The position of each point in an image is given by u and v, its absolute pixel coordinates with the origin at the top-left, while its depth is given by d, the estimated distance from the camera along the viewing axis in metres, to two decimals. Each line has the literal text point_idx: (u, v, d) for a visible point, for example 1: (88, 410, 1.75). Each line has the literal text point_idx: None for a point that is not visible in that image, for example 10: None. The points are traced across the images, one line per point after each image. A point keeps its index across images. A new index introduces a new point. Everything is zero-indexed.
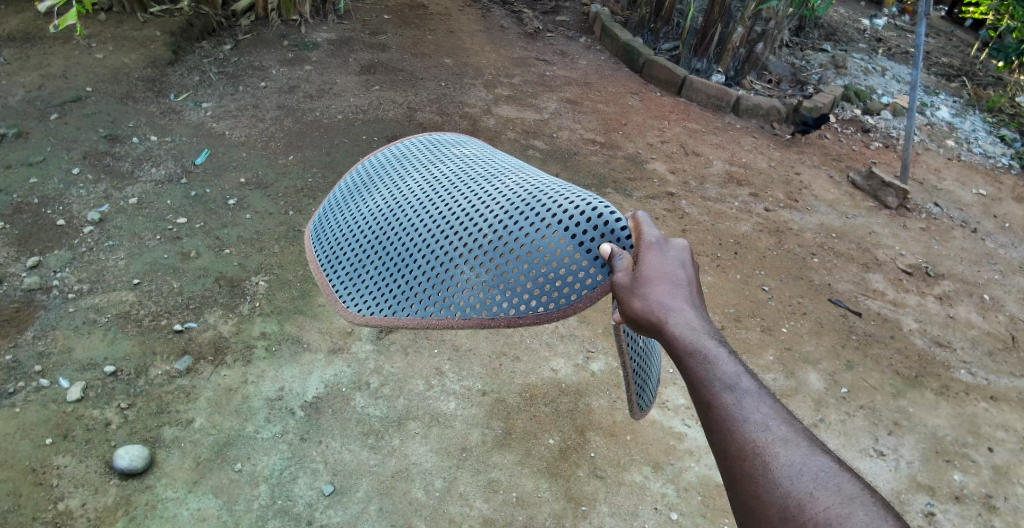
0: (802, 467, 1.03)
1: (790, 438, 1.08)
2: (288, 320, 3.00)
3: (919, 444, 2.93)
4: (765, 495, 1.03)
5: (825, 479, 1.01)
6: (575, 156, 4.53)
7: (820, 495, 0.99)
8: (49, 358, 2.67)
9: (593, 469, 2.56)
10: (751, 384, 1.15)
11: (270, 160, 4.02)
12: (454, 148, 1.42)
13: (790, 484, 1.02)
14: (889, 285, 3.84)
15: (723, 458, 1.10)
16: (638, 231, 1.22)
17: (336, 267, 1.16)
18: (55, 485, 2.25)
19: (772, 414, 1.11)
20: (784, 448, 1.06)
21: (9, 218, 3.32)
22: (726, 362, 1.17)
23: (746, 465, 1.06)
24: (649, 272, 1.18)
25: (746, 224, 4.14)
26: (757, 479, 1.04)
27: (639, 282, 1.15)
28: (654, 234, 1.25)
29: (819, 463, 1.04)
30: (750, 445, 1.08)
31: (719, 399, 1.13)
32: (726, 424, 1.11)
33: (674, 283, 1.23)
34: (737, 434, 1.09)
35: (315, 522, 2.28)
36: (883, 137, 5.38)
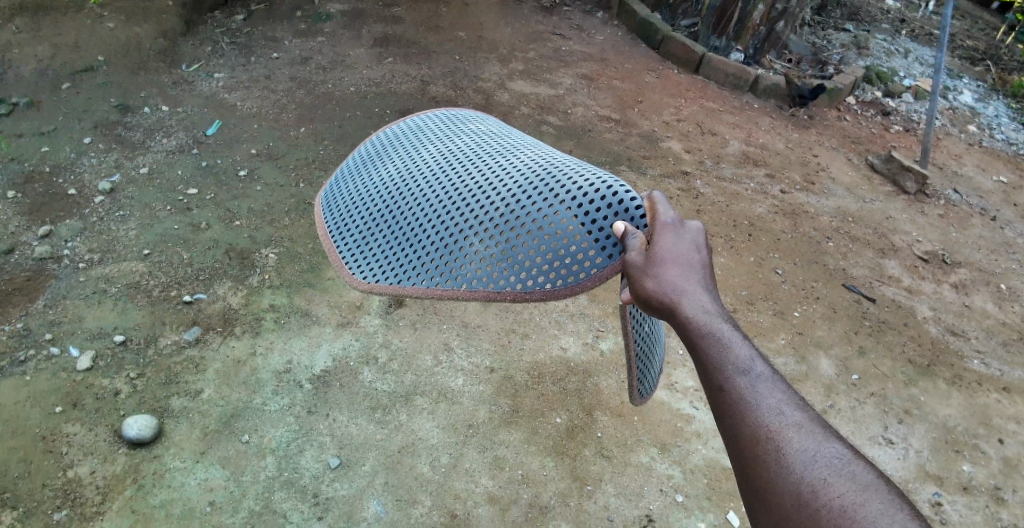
0: (816, 454, 1.02)
1: (803, 424, 1.06)
2: (298, 293, 3.00)
3: (929, 433, 2.90)
4: (778, 480, 1.01)
5: (840, 466, 1.00)
6: (589, 133, 4.46)
7: (835, 482, 0.98)
8: (60, 327, 2.69)
9: (599, 449, 2.55)
10: (764, 369, 1.13)
11: (282, 132, 3.99)
12: (472, 123, 1.39)
13: (804, 470, 1.00)
14: (905, 272, 3.78)
15: (735, 444, 1.08)
16: (653, 210, 1.18)
17: (346, 234, 1.15)
18: (64, 452, 2.28)
19: (785, 399, 1.10)
20: (798, 434, 1.04)
21: (21, 188, 3.33)
22: (739, 346, 1.15)
23: (759, 450, 1.04)
24: (664, 254, 1.15)
25: (761, 206, 4.07)
26: (770, 464, 1.03)
27: (654, 262, 1.12)
28: (669, 214, 1.21)
29: (833, 449, 1.03)
30: (763, 431, 1.06)
31: (732, 383, 1.11)
32: (738, 408, 1.09)
33: (688, 265, 1.20)
34: (750, 419, 1.07)
35: (321, 494, 2.30)
36: (904, 120, 5.25)
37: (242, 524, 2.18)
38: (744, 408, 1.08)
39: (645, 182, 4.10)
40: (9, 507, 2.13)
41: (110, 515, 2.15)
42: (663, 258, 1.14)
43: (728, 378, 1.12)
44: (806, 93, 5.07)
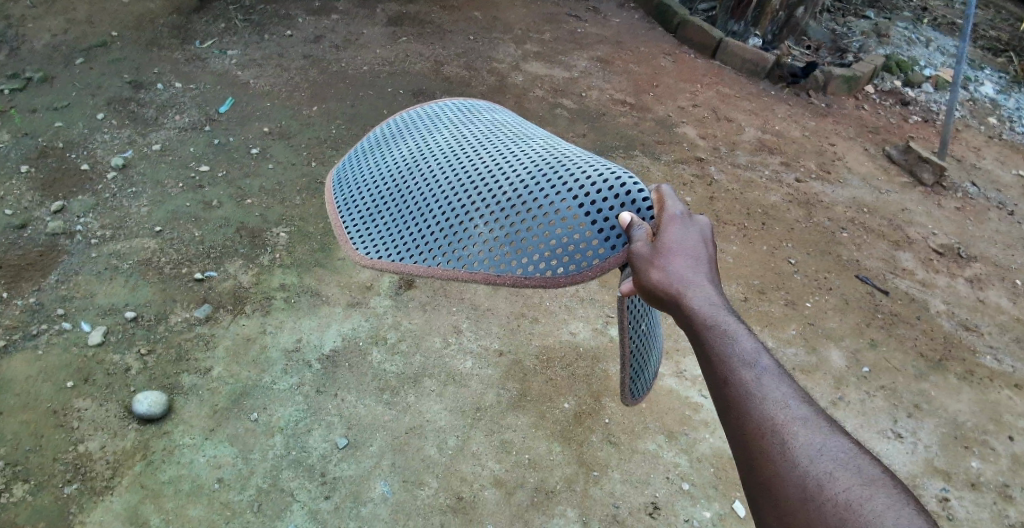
0: (821, 447, 0.97)
1: (809, 418, 1.01)
2: (308, 273, 3.00)
3: (938, 429, 2.88)
4: (782, 473, 0.96)
5: (846, 460, 0.95)
6: (603, 118, 4.41)
7: (841, 476, 0.93)
8: (72, 302, 2.71)
9: (606, 435, 2.55)
10: (770, 363, 1.09)
11: (294, 110, 3.96)
12: (489, 114, 1.37)
13: (809, 463, 0.95)
14: (919, 265, 3.73)
15: (738, 438, 1.03)
16: (660, 202, 1.17)
17: (353, 211, 1.13)
18: (75, 427, 2.31)
19: (791, 393, 1.05)
20: (803, 427, 1.00)
21: (35, 163, 3.34)
22: (744, 340, 1.11)
23: (763, 443, 1.00)
24: (668, 245, 1.13)
25: (776, 194, 4.02)
26: (775, 458, 0.98)
27: (659, 251, 1.11)
28: (677, 207, 1.20)
29: (840, 444, 0.98)
30: (767, 423, 1.01)
31: (737, 376, 1.08)
32: (742, 401, 1.05)
33: (693, 259, 1.18)
34: (755, 411, 1.03)
35: (328, 473, 2.31)
36: (923, 110, 5.15)
37: (249, 501, 2.20)
38: (749, 401, 1.04)
39: (658, 168, 4.05)
40: (21, 480, 2.16)
41: (120, 490, 2.17)
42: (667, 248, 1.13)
43: (732, 371, 1.08)
44: (797, 72, 5.07)
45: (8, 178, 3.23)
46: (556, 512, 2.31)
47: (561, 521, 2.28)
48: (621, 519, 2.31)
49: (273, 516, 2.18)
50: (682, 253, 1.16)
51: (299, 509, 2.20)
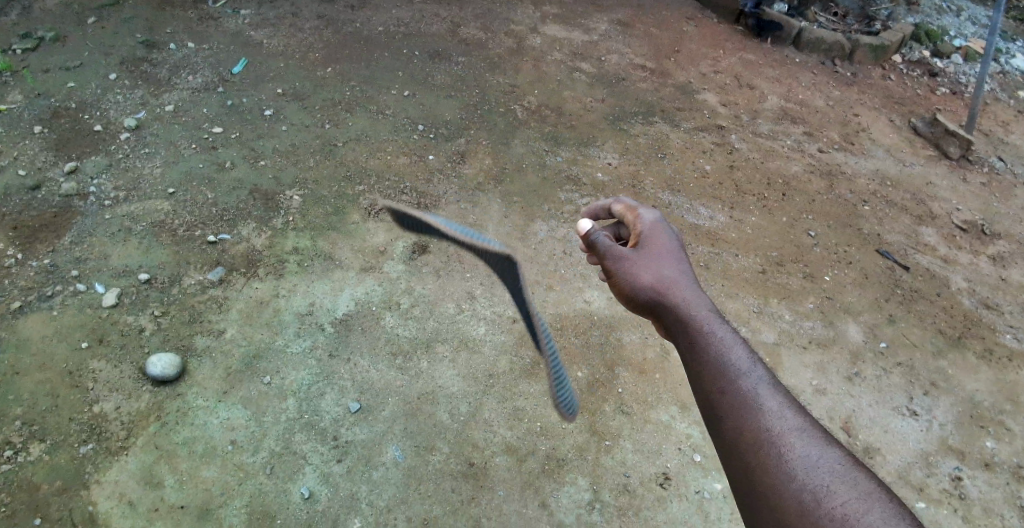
0: (817, 460, 1.10)
1: (805, 430, 1.15)
2: (322, 237, 2.98)
3: (954, 407, 2.84)
4: (780, 484, 1.09)
5: (841, 473, 1.07)
6: (622, 82, 4.30)
7: (836, 489, 1.05)
8: (86, 264, 2.71)
9: (619, 405, 2.54)
10: (766, 376, 1.26)
11: (308, 72, 3.89)
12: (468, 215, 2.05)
13: (807, 476, 1.08)
14: (941, 241, 3.64)
15: (740, 448, 1.18)
16: (643, 223, 1.58)
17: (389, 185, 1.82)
18: (90, 387, 2.33)
19: (784, 405, 1.21)
20: (799, 439, 1.14)
21: (48, 123, 3.32)
22: (739, 353, 1.30)
23: (763, 454, 1.14)
24: (651, 249, 1.51)
25: (797, 164, 3.92)
26: (773, 469, 1.12)
27: (648, 263, 1.48)
28: (660, 233, 1.56)
29: (834, 456, 1.10)
30: (766, 434, 1.16)
31: (734, 387, 1.25)
32: (742, 413, 1.21)
33: (679, 259, 1.51)
34: (754, 423, 1.18)
35: (341, 437, 2.32)
36: (952, 82, 4.97)
37: (262, 463, 2.22)
38: (748, 413, 1.20)
39: (677, 135, 3.95)
40: (38, 439, 2.18)
41: (135, 451, 2.19)
42: (650, 252, 1.50)
43: (730, 382, 1.26)
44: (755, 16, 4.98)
45: (22, 138, 3.22)
46: (568, 479, 2.31)
47: (572, 489, 2.29)
48: (632, 488, 2.31)
49: (286, 478, 2.19)
50: (667, 255, 1.51)
51: (312, 472, 2.22)
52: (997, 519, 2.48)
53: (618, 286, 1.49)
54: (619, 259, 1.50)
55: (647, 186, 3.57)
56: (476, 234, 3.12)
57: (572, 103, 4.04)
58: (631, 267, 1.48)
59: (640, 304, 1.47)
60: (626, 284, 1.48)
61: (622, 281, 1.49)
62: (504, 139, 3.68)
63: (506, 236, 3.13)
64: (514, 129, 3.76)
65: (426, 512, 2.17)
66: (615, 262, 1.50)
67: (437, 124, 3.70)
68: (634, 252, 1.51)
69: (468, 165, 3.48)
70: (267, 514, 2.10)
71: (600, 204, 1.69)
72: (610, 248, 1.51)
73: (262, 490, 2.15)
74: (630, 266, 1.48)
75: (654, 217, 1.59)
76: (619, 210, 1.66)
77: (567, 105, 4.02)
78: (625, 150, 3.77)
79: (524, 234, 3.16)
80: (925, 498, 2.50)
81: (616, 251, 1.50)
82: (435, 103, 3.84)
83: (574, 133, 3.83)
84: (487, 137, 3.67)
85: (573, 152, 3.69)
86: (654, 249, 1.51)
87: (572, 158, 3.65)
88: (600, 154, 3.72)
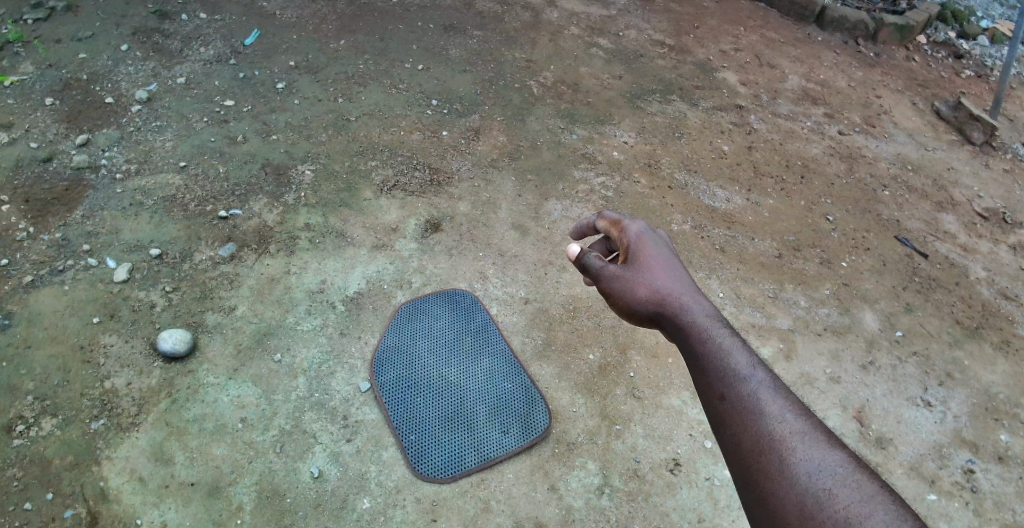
0: (819, 464, 1.05)
1: (806, 433, 1.10)
2: (333, 213, 2.95)
3: (969, 399, 2.79)
4: (781, 491, 1.05)
5: (843, 476, 1.02)
6: (641, 59, 4.20)
7: (839, 493, 1.00)
8: (97, 238, 2.70)
9: (631, 389, 2.52)
10: (765, 376, 1.21)
11: (322, 44, 3.83)
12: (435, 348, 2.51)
13: (808, 481, 1.03)
14: (962, 229, 3.56)
15: (740, 454, 1.14)
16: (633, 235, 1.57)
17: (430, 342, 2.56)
18: (102, 363, 2.33)
19: (787, 408, 1.15)
20: (801, 442, 1.09)
21: (60, 95, 3.29)
22: (739, 355, 1.26)
23: (764, 460, 1.10)
24: (641, 261, 1.51)
25: (818, 147, 3.84)
26: (775, 475, 1.07)
27: (641, 276, 1.47)
28: (651, 244, 1.55)
29: (837, 458, 1.05)
30: (766, 440, 1.12)
31: (733, 392, 1.20)
32: (740, 417, 1.17)
33: (671, 265, 1.50)
34: (753, 428, 1.14)
35: (351, 416, 2.33)
36: (977, 65, 4.82)
37: (272, 442, 2.22)
38: (748, 417, 1.16)
39: (696, 115, 3.87)
40: (50, 414, 2.19)
41: (146, 427, 2.20)
42: (640, 264, 1.50)
43: (728, 386, 1.21)
44: None
45: (34, 109, 3.19)
46: (577, 464, 2.30)
47: (582, 473, 2.28)
48: (642, 473, 2.30)
49: (296, 456, 2.20)
50: (657, 265, 1.49)
51: (321, 451, 2.22)
52: (1009, 514, 2.44)
53: (616, 303, 1.50)
54: (612, 277, 1.50)
55: (663, 166, 3.50)
56: (489, 212, 3.08)
57: (588, 81, 3.95)
58: (624, 283, 1.48)
59: (640, 317, 1.47)
60: (624, 300, 1.48)
61: (619, 298, 1.49)
62: (519, 116, 3.62)
63: (519, 215, 3.09)
64: (529, 106, 3.69)
65: (435, 492, 2.17)
66: (609, 281, 1.51)
67: (451, 99, 3.64)
68: (624, 267, 1.51)
69: (482, 142, 3.42)
70: (277, 493, 2.11)
71: (585, 220, 1.70)
72: (602, 268, 1.52)
73: (272, 469, 2.16)
74: (623, 283, 1.48)
75: (639, 227, 1.59)
76: (604, 224, 1.66)
77: (584, 82, 3.93)
78: (642, 129, 3.70)
79: (537, 213, 3.12)
80: (937, 491, 2.46)
81: (608, 270, 1.51)
82: (450, 77, 3.77)
83: (590, 110, 3.75)
84: (502, 114, 3.60)
85: (589, 130, 3.62)
86: (644, 261, 1.51)
87: (587, 136, 3.58)
88: (617, 132, 3.64)
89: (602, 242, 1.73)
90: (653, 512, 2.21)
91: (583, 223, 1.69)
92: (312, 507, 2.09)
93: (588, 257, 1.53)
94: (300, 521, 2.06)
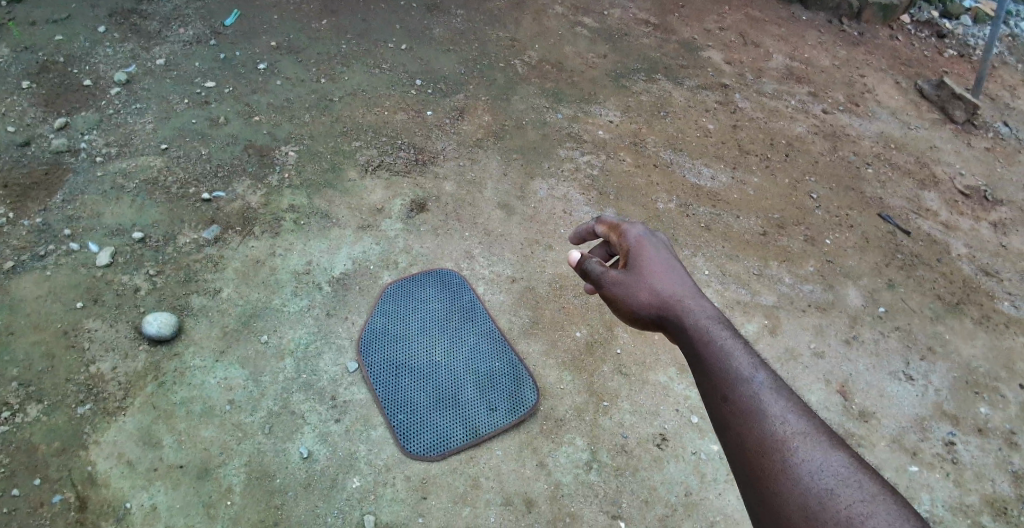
0: (822, 464, 1.07)
1: (808, 432, 1.13)
2: (318, 194, 2.93)
3: (950, 373, 2.84)
4: (786, 492, 1.07)
5: (846, 477, 1.05)
6: (626, 38, 4.18)
7: (842, 494, 1.03)
8: (79, 222, 2.66)
9: (618, 366, 2.54)
10: (767, 376, 1.22)
11: (304, 24, 3.77)
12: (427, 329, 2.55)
13: (811, 482, 1.06)
14: (943, 206, 3.60)
15: (743, 453, 1.15)
16: (633, 239, 1.54)
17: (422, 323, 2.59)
18: (86, 347, 2.31)
19: (790, 408, 1.17)
20: (804, 442, 1.11)
21: (36, 78, 3.21)
22: (741, 356, 1.26)
23: (766, 461, 1.11)
24: (641, 264, 1.49)
25: (802, 125, 3.85)
26: (778, 475, 1.09)
27: (644, 281, 1.46)
28: (652, 248, 1.53)
29: (839, 459, 1.08)
30: (769, 440, 1.13)
31: (736, 393, 1.21)
32: (744, 418, 1.18)
33: (671, 266, 1.49)
34: (757, 429, 1.15)
35: (339, 396, 2.33)
36: (960, 44, 4.84)
37: (260, 424, 2.22)
38: (752, 418, 1.17)
39: (681, 94, 3.87)
40: (35, 400, 2.17)
41: (133, 411, 2.19)
42: (640, 267, 1.48)
43: (731, 387, 1.22)
44: None
45: (9, 93, 3.12)
46: (566, 440, 2.32)
47: (570, 449, 2.30)
48: (629, 448, 2.33)
49: (285, 437, 2.20)
50: (659, 268, 1.47)
51: (310, 432, 2.22)
52: (988, 484, 2.50)
53: (619, 308, 1.48)
54: (613, 282, 1.49)
55: (649, 144, 3.50)
56: (475, 192, 3.07)
57: (573, 60, 3.93)
58: (626, 288, 1.47)
59: (644, 321, 1.46)
60: (627, 305, 1.46)
61: (622, 303, 1.47)
62: (504, 95, 3.59)
63: (505, 195, 3.08)
64: (515, 85, 3.66)
65: (424, 471, 2.18)
66: (611, 287, 1.50)
67: (435, 79, 3.61)
68: (625, 272, 1.50)
69: (467, 122, 3.40)
70: (266, 474, 2.11)
71: (583, 224, 1.68)
72: (603, 273, 1.50)
73: (261, 450, 2.16)
74: (624, 288, 1.47)
75: (639, 230, 1.56)
76: (603, 228, 1.64)
77: (569, 61, 3.91)
78: (628, 108, 3.69)
79: (523, 192, 3.11)
80: (918, 462, 2.52)
81: (609, 275, 1.49)
82: (434, 57, 3.73)
83: (576, 90, 3.73)
84: (487, 94, 3.58)
85: (575, 109, 3.61)
86: (646, 265, 1.49)
87: (573, 116, 3.57)
88: (602, 112, 3.64)
89: (602, 245, 1.71)
90: (641, 486, 2.24)
91: (583, 228, 1.66)
92: (303, 488, 2.10)
93: (590, 263, 1.52)
94: (291, 501, 2.07)
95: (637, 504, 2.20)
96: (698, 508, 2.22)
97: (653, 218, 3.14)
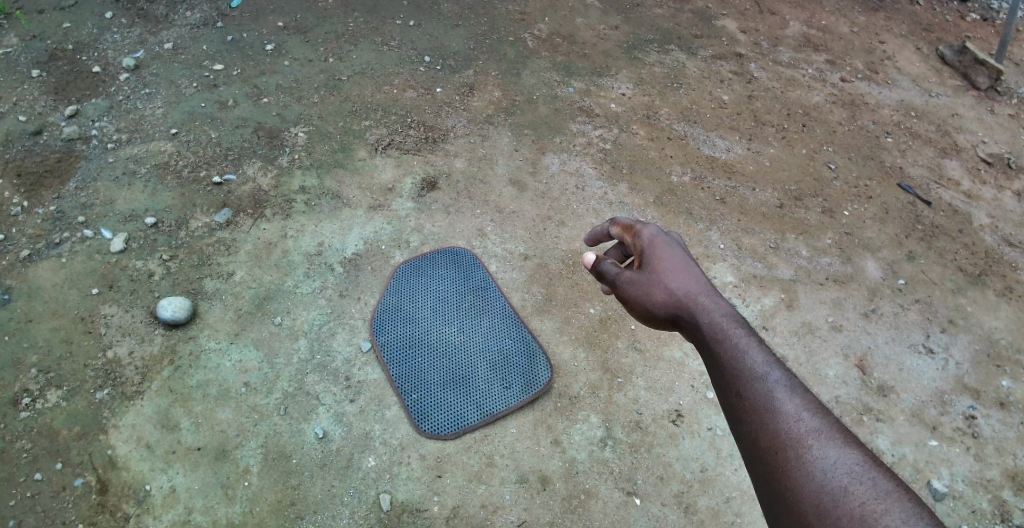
0: (836, 461, 1.05)
1: (822, 430, 1.10)
2: (328, 174, 2.92)
3: (972, 345, 2.78)
4: (800, 488, 1.05)
5: (859, 474, 1.02)
6: (638, 8, 4.08)
7: (855, 491, 1.00)
8: (92, 210, 2.67)
9: (632, 342, 2.52)
10: (781, 373, 1.19)
11: (310, 2, 3.72)
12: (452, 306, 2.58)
13: (824, 478, 1.04)
14: (966, 175, 3.50)
15: (758, 451, 1.13)
16: (649, 240, 1.50)
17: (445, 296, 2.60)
18: (103, 333, 2.33)
19: (803, 405, 1.14)
20: (817, 440, 1.08)
21: (46, 66, 3.21)
22: (754, 354, 1.23)
23: (780, 460, 1.09)
24: (656, 262, 1.46)
25: (819, 94, 3.75)
26: (791, 472, 1.07)
27: (659, 280, 1.42)
28: (669, 249, 1.49)
29: (852, 456, 1.05)
30: (782, 438, 1.11)
31: (752, 390, 1.18)
32: (759, 416, 1.15)
33: (687, 266, 1.46)
34: (771, 427, 1.13)
35: (353, 377, 2.33)
36: (983, 8, 4.68)
37: (276, 405, 2.24)
38: (765, 416, 1.14)
39: (695, 64, 3.78)
40: (55, 386, 2.20)
41: (150, 395, 2.21)
42: (654, 265, 1.45)
43: (745, 384, 1.20)
44: None
45: (20, 82, 3.11)
46: (580, 417, 2.31)
47: (584, 426, 2.29)
48: (644, 425, 2.32)
49: (300, 418, 2.22)
50: (675, 269, 1.44)
51: (325, 413, 2.24)
52: (1009, 459, 2.46)
53: (635, 308, 1.45)
54: (628, 282, 1.46)
55: (662, 117, 3.44)
56: (486, 168, 3.04)
57: (585, 32, 3.84)
58: (640, 287, 1.44)
59: (660, 320, 1.43)
60: (641, 305, 1.44)
61: (637, 302, 1.45)
62: (515, 70, 3.53)
63: (517, 171, 3.05)
64: (525, 59, 3.60)
65: (438, 450, 2.19)
66: (625, 286, 1.47)
67: (444, 55, 3.55)
68: (639, 271, 1.46)
69: (478, 98, 3.35)
70: (283, 454, 2.13)
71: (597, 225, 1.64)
72: (618, 273, 1.48)
73: (277, 431, 2.18)
74: (638, 287, 1.44)
75: (652, 230, 1.52)
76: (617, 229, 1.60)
77: (581, 34, 3.83)
78: (641, 81, 3.61)
79: (535, 168, 3.08)
80: (938, 437, 2.48)
81: (623, 275, 1.47)
82: (443, 33, 3.67)
83: (587, 63, 3.66)
84: (497, 69, 3.52)
85: (586, 83, 3.54)
86: (661, 266, 1.45)
87: (585, 89, 3.50)
88: (614, 85, 3.56)
89: (616, 246, 1.67)
90: (656, 463, 2.23)
91: (596, 229, 1.63)
92: (319, 467, 2.12)
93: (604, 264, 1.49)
94: (307, 481, 2.08)
95: (652, 481, 2.19)
96: (714, 484, 2.21)
97: (668, 191, 3.09)
